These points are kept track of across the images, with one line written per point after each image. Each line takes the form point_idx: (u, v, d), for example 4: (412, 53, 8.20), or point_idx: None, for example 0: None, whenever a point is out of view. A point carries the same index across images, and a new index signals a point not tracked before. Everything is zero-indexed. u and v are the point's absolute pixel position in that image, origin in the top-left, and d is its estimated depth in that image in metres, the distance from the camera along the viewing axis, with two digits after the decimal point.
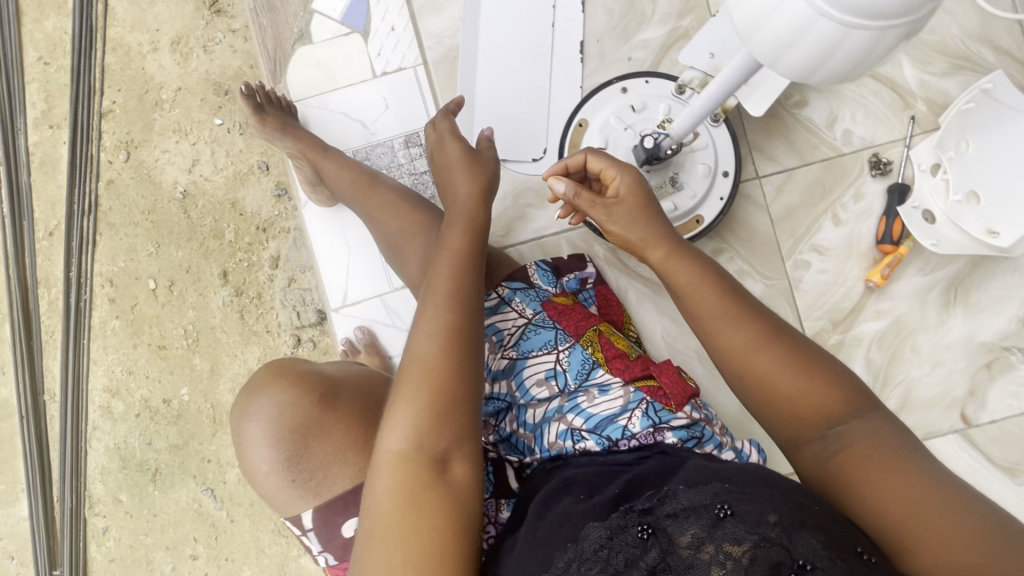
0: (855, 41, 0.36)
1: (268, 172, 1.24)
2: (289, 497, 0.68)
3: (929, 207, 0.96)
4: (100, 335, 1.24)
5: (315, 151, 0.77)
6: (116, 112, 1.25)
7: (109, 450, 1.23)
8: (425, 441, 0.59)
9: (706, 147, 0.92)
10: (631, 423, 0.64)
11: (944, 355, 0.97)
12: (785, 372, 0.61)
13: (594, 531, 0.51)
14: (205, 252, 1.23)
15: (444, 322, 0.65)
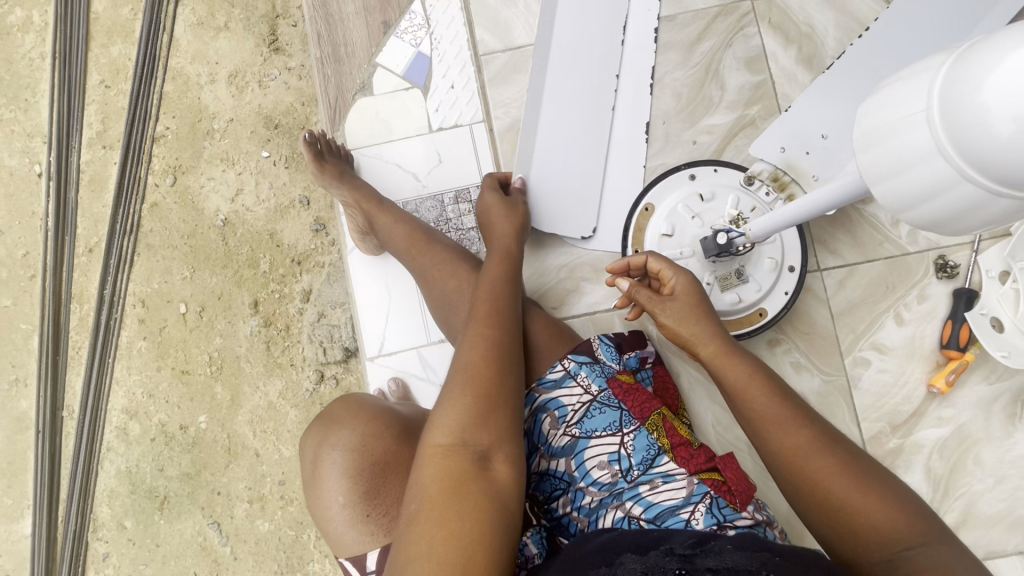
0: (1000, 208, 0.32)
1: (308, 207, 1.25)
2: (358, 538, 0.65)
3: (998, 315, 0.82)
4: (125, 355, 1.23)
5: (370, 202, 0.78)
6: (168, 137, 1.28)
7: (119, 472, 1.21)
8: (470, 439, 0.55)
9: (772, 241, 0.81)
10: (694, 518, 0.55)
11: (1009, 471, 0.83)
12: (850, 489, 0.54)
13: (629, 560, 0.47)
14: (239, 280, 1.24)
15: (488, 331, 0.62)
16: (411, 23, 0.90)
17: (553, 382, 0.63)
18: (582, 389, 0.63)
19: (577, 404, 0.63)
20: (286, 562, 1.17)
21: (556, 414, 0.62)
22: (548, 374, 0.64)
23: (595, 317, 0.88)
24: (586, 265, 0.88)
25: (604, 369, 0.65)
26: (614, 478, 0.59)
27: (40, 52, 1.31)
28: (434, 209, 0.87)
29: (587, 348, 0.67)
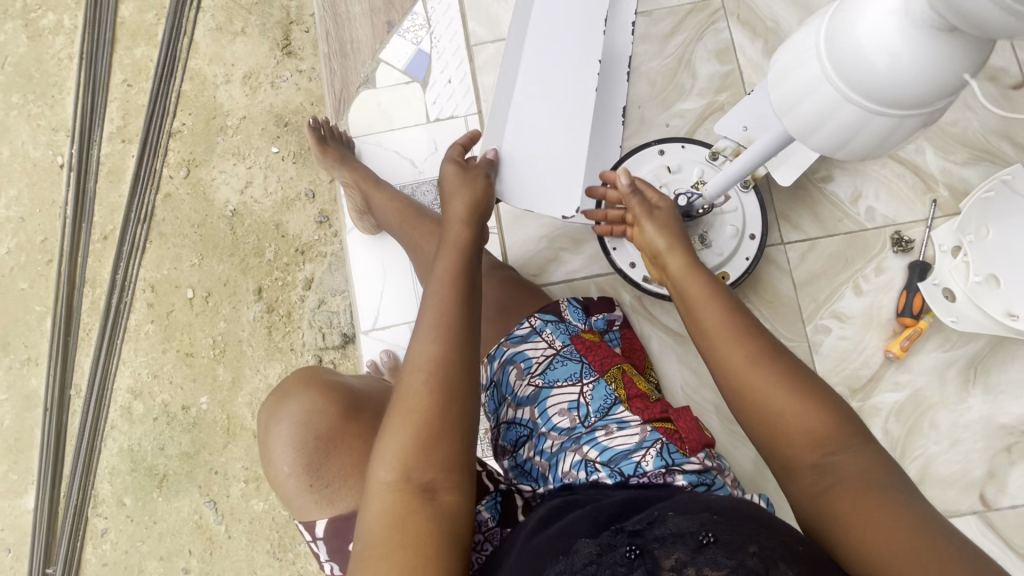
0: (877, 125, 0.35)
1: (313, 200, 1.31)
2: (307, 505, 0.63)
3: (949, 285, 0.85)
4: (133, 337, 1.29)
5: (368, 182, 0.83)
6: (183, 133, 1.36)
7: (122, 450, 1.25)
8: (415, 473, 0.51)
9: (735, 209, 0.86)
10: (645, 461, 0.56)
11: (963, 433, 0.86)
12: (785, 397, 0.51)
13: (584, 547, 0.43)
14: (244, 267, 1.29)
15: (433, 351, 0.55)
16: (413, 22, 0.96)
17: (520, 337, 0.70)
18: (546, 344, 0.69)
19: (541, 358, 0.68)
20: (278, 542, 1.20)
21: (522, 365, 0.68)
22: (516, 331, 0.71)
23: (572, 285, 0.95)
24: (565, 235, 0.95)
25: (569, 329, 0.71)
26: (573, 424, 0.62)
27: (69, 53, 1.40)
28: (429, 193, 0.92)
29: (554, 308, 0.74)
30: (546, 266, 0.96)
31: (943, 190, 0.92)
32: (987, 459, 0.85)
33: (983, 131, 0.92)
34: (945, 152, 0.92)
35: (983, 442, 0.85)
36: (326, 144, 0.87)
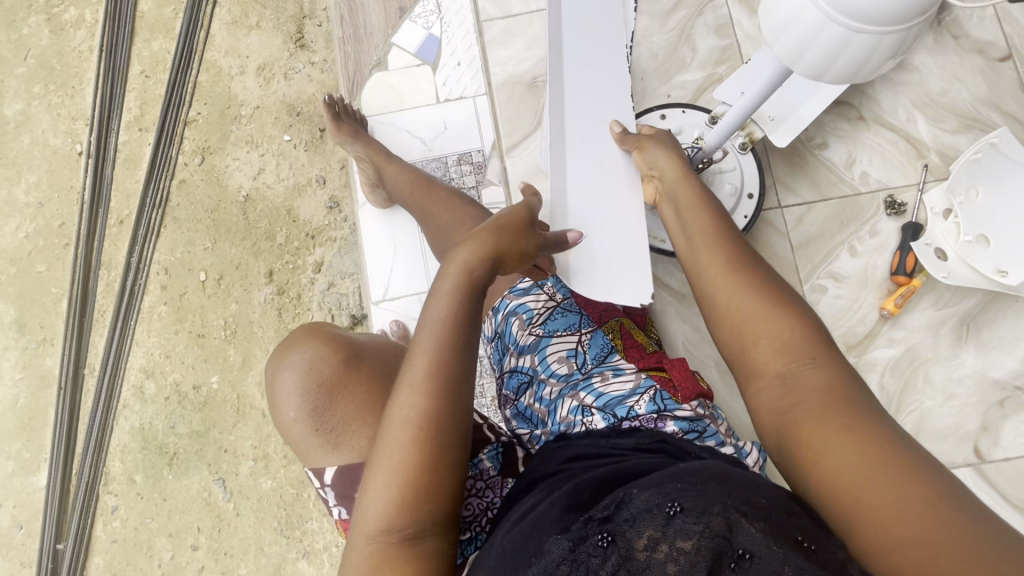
0: (859, 43, 0.42)
1: (324, 186, 1.35)
2: (314, 450, 0.60)
3: (941, 245, 0.89)
4: (146, 318, 1.32)
5: (380, 155, 0.87)
6: (199, 121, 1.40)
7: (133, 429, 1.27)
8: (399, 527, 0.49)
9: (733, 168, 0.88)
10: (638, 405, 0.59)
11: (956, 388, 0.88)
12: (755, 302, 0.55)
13: (555, 544, 0.43)
14: (256, 251, 1.33)
15: (421, 404, 0.51)
16: (424, 8, 1.00)
17: (522, 290, 0.71)
18: (547, 296, 0.70)
19: (542, 309, 0.70)
20: (285, 520, 1.21)
21: (524, 316, 0.69)
22: (519, 284, 0.72)
23: None
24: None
25: (569, 284, 0.73)
26: (571, 370, 0.64)
27: (89, 46, 1.45)
28: (438, 170, 0.96)
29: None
30: None
31: (934, 155, 0.94)
32: (981, 413, 0.87)
33: (972, 99, 0.95)
34: (937, 120, 0.95)
35: (976, 396, 0.87)
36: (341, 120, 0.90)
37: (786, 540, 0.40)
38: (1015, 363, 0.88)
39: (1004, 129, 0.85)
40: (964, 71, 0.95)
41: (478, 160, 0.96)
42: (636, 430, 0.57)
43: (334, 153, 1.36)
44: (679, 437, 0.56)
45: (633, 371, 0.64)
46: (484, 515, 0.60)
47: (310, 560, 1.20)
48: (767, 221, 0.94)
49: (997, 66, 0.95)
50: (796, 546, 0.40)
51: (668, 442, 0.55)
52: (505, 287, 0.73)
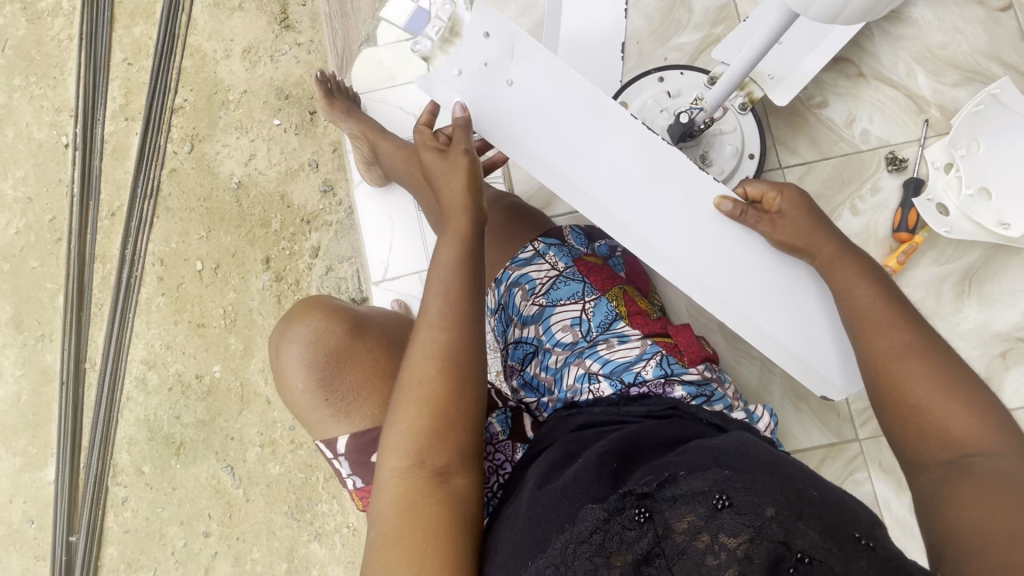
0: None
1: (316, 170, 1.33)
2: (323, 420, 0.60)
3: (942, 201, 0.89)
4: (145, 310, 1.31)
5: (375, 131, 0.85)
6: (186, 109, 1.37)
7: (138, 421, 1.27)
8: (431, 461, 0.50)
9: (733, 130, 0.88)
10: (645, 370, 0.59)
11: (959, 343, 0.88)
12: (939, 396, 0.51)
13: (589, 513, 0.44)
14: (252, 238, 1.31)
15: (442, 340, 0.53)
16: None
17: (524, 260, 0.70)
18: (550, 266, 0.68)
19: (544, 279, 0.68)
20: (295, 504, 1.22)
21: (526, 287, 0.67)
22: (520, 254, 0.70)
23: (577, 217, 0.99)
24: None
25: (572, 252, 0.71)
26: (576, 339, 0.63)
27: (68, 34, 1.41)
28: None
29: (558, 232, 0.73)
30: (551, 200, 0.99)
31: (935, 111, 0.93)
32: (983, 366, 0.88)
33: (972, 52, 0.94)
34: (936, 74, 0.94)
35: (978, 350, 0.88)
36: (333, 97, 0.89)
37: (845, 545, 0.39)
38: (1016, 316, 0.88)
39: (1005, 80, 0.87)
40: (964, 24, 0.94)
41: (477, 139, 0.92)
42: (644, 395, 0.58)
43: (325, 136, 1.34)
44: (687, 402, 0.56)
45: (638, 337, 0.63)
46: (495, 477, 0.60)
47: (322, 542, 1.21)
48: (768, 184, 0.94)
49: (997, 18, 0.94)
50: (852, 542, 0.40)
51: (678, 408, 0.55)
52: (506, 258, 0.71)
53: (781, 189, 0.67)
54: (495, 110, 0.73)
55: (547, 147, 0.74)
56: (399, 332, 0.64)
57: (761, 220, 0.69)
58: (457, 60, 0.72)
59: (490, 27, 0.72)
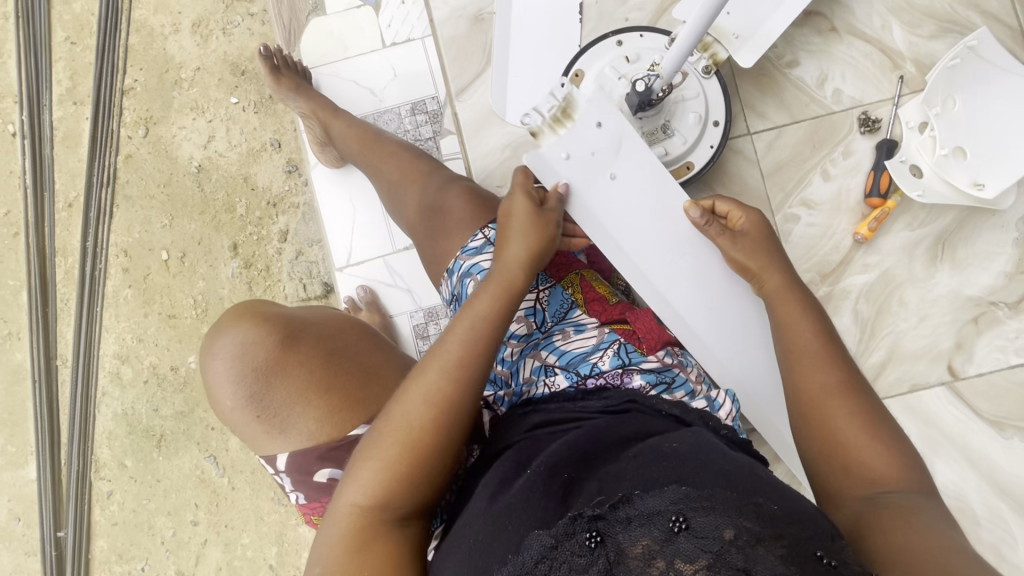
0: None
1: (279, 150, 1.28)
2: (259, 435, 0.65)
3: (916, 162, 0.86)
4: (112, 303, 1.27)
5: (327, 111, 0.81)
6: (136, 90, 1.30)
7: (116, 415, 1.26)
8: (389, 504, 0.53)
9: (696, 95, 0.85)
10: (601, 360, 0.62)
11: (931, 309, 0.87)
12: (860, 434, 0.53)
13: (537, 539, 0.44)
14: (217, 225, 1.27)
15: (441, 396, 0.55)
16: None
17: (474, 250, 0.65)
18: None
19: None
20: (281, 490, 1.22)
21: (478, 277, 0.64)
22: (470, 243, 0.65)
23: None
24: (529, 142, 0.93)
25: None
26: (532, 330, 0.66)
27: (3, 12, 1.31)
28: (393, 120, 0.95)
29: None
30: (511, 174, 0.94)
31: (910, 66, 0.90)
32: (956, 332, 0.87)
33: (949, 3, 0.90)
34: (912, 27, 0.90)
35: (950, 315, 0.87)
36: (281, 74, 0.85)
37: (807, 564, 0.38)
38: (989, 279, 0.87)
39: (981, 31, 0.83)
40: None
41: (434, 109, 0.95)
42: (601, 387, 0.61)
43: (286, 113, 1.28)
44: (645, 393, 0.59)
45: (595, 327, 0.66)
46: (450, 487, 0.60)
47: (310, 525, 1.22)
48: (737, 151, 0.91)
49: None
50: (815, 562, 0.38)
51: (636, 401, 0.58)
52: (458, 247, 0.66)
53: (744, 210, 0.70)
54: (581, 193, 0.76)
55: (604, 218, 0.77)
56: (333, 344, 0.67)
57: (723, 236, 0.71)
58: (567, 144, 0.75)
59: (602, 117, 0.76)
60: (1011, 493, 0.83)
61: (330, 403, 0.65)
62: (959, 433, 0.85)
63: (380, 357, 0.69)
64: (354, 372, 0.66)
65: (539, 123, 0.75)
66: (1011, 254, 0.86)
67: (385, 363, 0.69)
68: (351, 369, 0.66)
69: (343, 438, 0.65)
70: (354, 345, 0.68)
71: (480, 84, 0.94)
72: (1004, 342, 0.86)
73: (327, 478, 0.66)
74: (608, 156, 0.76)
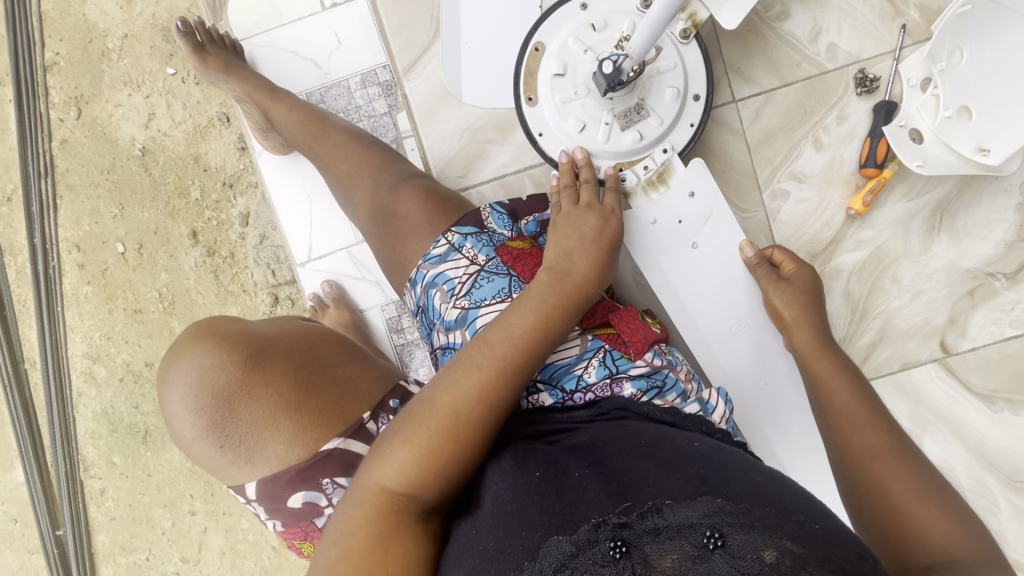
0: None
1: (229, 125, 1.15)
2: (225, 464, 0.61)
3: (917, 126, 0.82)
4: (73, 302, 1.18)
5: (264, 93, 0.87)
6: (60, 65, 1.15)
7: (97, 415, 1.21)
8: (417, 493, 0.50)
9: (674, 68, 0.81)
10: (587, 372, 0.61)
11: (926, 284, 0.85)
12: (916, 499, 0.54)
13: (555, 546, 0.41)
14: (172, 212, 1.15)
15: (493, 385, 0.52)
16: None
17: (438, 257, 0.65)
18: (468, 261, 0.64)
19: (464, 276, 0.64)
20: None
21: (444, 288, 0.63)
22: (433, 250, 0.66)
23: (504, 182, 0.94)
24: (489, 125, 0.93)
25: (493, 239, 0.66)
26: None
27: None
28: (341, 95, 0.95)
29: (474, 219, 0.68)
30: (473, 161, 0.94)
31: (914, 12, 0.86)
32: (950, 306, 0.85)
33: None
34: None
35: (945, 290, 0.85)
36: (206, 50, 0.90)
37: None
38: (988, 249, 0.84)
39: None
40: None
41: (386, 79, 0.95)
42: (591, 401, 0.60)
43: None
44: (637, 401, 0.58)
45: (577, 334, 0.64)
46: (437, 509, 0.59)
47: None
48: (722, 123, 0.88)
49: None
50: None
51: (629, 409, 0.57)
52: (419, 254, 0.67)
53: (799, 264, 0.79)
54: (641, 242, 0.83)
55: (666, 265, 0.83)
56: (306, 355, 0.64)
57: (773, 282, 0.79)
58: (657, 209, 0.83)
59: (694, 187, 0.83)
60: (998, 465, 0.84)
61: (302, 423, 0.61)
62: (948, 408, 0.85)
63: (355, 370, 0.66)
64: (329, 387, 0.63)
65: (634, 184, 0.83)
66: (1012, 221, 0.83)
67: (360, 376, 0.66)
68: (325, 384, 0.63)
69: (314, 456, 0.62)
70: (327, 355, 0.65)
71: (430, 58, 0.94)
72: (1000, 314, 0.84)
73: (302, 503, 0.64)
74: (693, 225, 0.83)
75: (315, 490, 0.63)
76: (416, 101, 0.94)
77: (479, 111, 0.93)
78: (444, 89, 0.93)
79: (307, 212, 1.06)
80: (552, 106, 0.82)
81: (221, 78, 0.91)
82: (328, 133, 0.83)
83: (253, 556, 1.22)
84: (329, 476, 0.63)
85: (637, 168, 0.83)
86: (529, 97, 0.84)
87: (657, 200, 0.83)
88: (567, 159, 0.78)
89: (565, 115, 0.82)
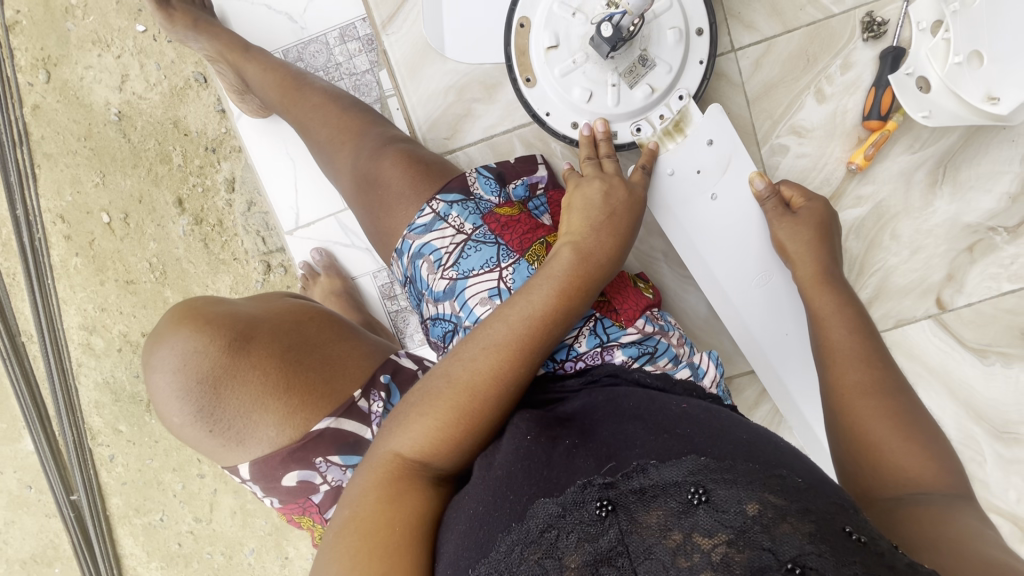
0: None
1: (207, 85, 1.09)
2: (216, 447, 0.62)
3: (924, 74, 0.78)
4: (63, 275, 1.16)
5: (236, 52, 0.84)
6: (22, 24, 1.09)
7: (99, 384, 1.20)
8: (432, 462, 0.51)
9: (670, 7, 0.77)
10: (579, 341, 0.60)
11: (925, 240, 0.84)
12: (893, 434, 0.54)
13: (542, 508, 0.41)
14: (155, 178, 1.12)
15: (509, 363, 0.52)
16: None
17: (423, 226, 0.64)
18: (455, 230, 0.63)
19: (451, 247, 0.62)
20: None
21: (431, 258, 0.62)
22: (418, 220, 0.64)
23: (493, 143, 0.90)
24: (473, 82, 0.89)
25: (480, 207, 0.65)
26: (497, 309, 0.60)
27: None
28: (320, 52, 0.91)
29: (460, 185, 0.66)
30: (460, 122, 0.91)
31: None
32: (949, 262, 0.84)
33: None
34: None
35: (944, 245, 0.84)
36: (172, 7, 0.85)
37: (836, 542, 0.35)
38: (991, 201, 0.82)
39: None
40: None
41: (365, 34, 0.91)
42: (584, 369, 0.60)
43: None
44: (627, 367, 0.58)
45: None
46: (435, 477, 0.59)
47: None
48: (720, 76, 0.85)
49: None
50: (842, 537, 0.36)
51: (618, 375, 0.57)
52: (404, 224, 0.66)
53: (808, 198, 0.76)
54: (658, 196, 0.80)
55: (682, 218, 0.81)
56: (292, 336, 0.64)
57: (779, 217, 0.76)
58: (673, 160, 0.80)
59: (714, 135, 0.80)
60: (987, 417, 0.85)
61: (290, 402, 0.61)
62: (941, 362, 0.86)
63: (345, 347, 0.67)
64: (318, 366, 0.63)
65: (650, 135, 0.80)
66: (1017, 172, 0.81)
67: (351, 353, 0.66)
68: (316, 363, 0.64)
69: (306, 436, 0.62)
70: (313, 336, 0.65)
71: (411, 10, 0.89)
72: (998, 269, 0.83)
73: (296, 481, 0.65)
74: (712, 176, 0.80)
75: (308, 468, 0.64)
76: (397, 58, 0.90)
77: (462, 68, 0.89)
78: (426, 44, 0.89)
79: (292, 177, 1.05)
80: (551, 81, 0.79)
81: (189, 36, 0.86)
82: (304, 93, 0.79)
83: (263, 515, 1.23)
84: (322, 454, 0.64)
85: (653, 119, 0.80)
86: (527, 77, 0.81)
87: (675, 150, 0.80)
88: (587, 131, 0.76)
89: (568, 87, 0.79)
